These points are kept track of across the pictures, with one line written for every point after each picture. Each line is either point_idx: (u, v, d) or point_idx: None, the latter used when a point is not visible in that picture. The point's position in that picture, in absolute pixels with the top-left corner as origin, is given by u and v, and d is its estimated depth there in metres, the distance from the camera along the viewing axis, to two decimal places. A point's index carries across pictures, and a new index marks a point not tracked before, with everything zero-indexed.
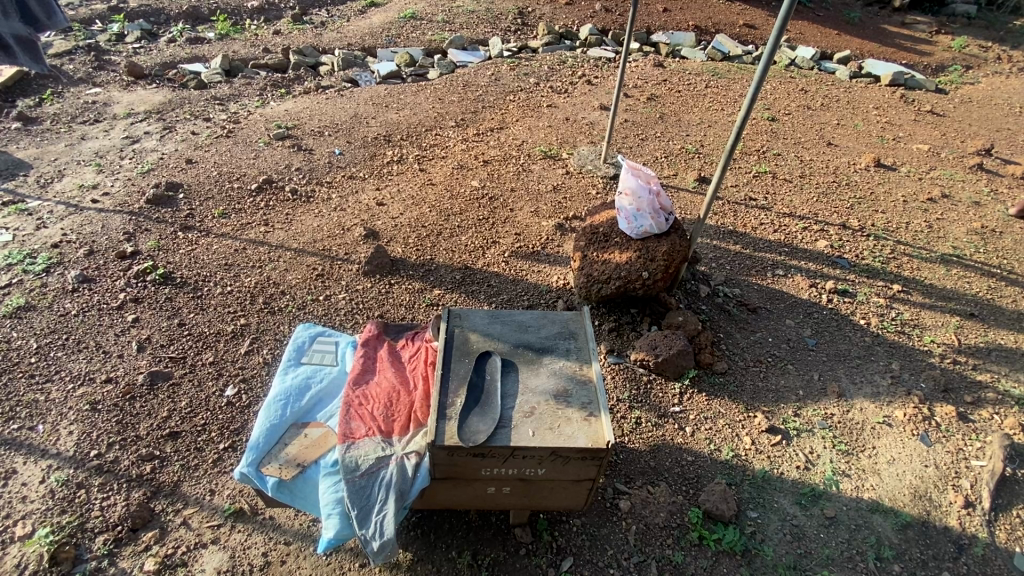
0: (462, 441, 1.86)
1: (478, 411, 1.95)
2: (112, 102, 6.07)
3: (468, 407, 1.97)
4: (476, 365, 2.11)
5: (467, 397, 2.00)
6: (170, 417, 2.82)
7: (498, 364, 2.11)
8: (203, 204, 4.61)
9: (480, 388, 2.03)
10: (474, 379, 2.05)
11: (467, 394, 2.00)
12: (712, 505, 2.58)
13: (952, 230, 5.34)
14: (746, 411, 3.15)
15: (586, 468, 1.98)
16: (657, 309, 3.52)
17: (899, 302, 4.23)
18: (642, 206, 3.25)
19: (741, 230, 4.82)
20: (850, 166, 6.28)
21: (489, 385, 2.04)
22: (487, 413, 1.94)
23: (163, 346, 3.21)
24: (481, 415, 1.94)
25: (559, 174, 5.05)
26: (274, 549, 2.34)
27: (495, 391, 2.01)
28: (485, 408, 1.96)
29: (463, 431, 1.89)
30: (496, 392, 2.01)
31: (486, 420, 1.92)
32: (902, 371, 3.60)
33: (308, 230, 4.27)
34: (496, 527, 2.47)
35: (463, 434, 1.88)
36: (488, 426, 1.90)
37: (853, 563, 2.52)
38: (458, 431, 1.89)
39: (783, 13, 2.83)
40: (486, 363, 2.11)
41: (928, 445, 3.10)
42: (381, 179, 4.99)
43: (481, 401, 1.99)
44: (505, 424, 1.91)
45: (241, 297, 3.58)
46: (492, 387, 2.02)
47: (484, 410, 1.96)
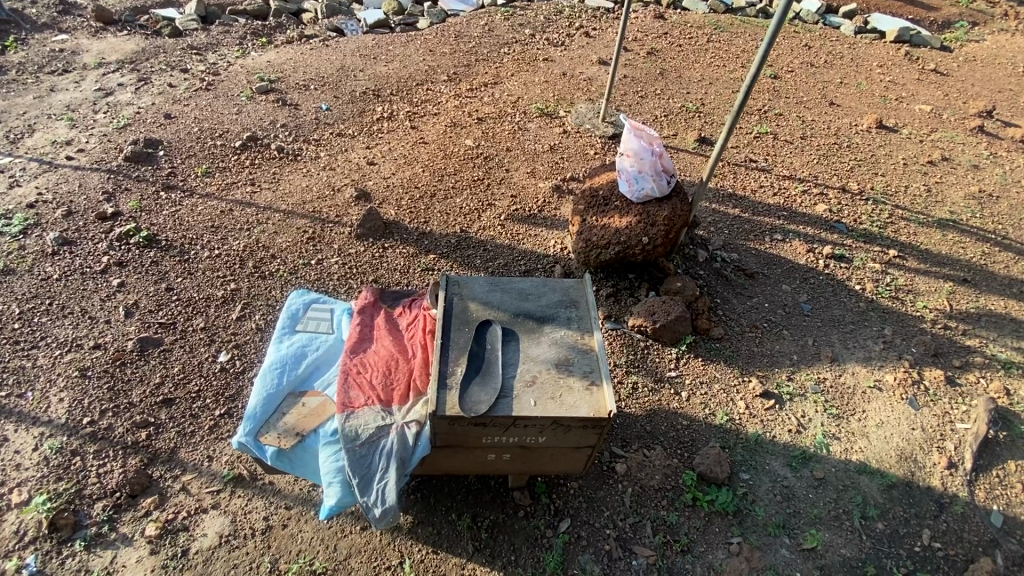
0: (464, 410, 1.84)
1: (479, 380, 1.93)
2: (81, 50, 5.70)
3: (470, 375, 1.94)
4: (478, 333, 2.07)
5: (469, 365, 1.97)
6: (163, 384, 2.78)
7: (500, 332, 2.07)
8: (185, 162, 4.43)
9: (481, 358, 2.00)
10: (475, 347, 2.02)
11: (468, 362, 1.98)
12: (707, 468, 2.64)
13: (950, 194, 5.31)
14: (741, 375, 3.18)
15: (586, 436, 1.98)
16: (655, 275, 3.48)
17: (894, 268, 4.24)
18: (644, 168, 3.16)
19: (740, 193, 4.75)
20: (852, 127, 6.17)
21: (492, 354, 2.01)
22: (489, 382, 1.92)
23: (151, 312, 3.13)
24: (483, 384, 1.91)
25: (556, 133, 4.89)
26: (276, 513, 2.36)
27: (497, 360, 1.98)
28: (487, 378, 1.93)
29: (465, 401, 1.87)
30: (498, 361, 1.98)
31: (488, 390, 1.89)
32: (894, 336, 3.64)
33: (297, 191, 4.13)
34: (495, 491, 2.50)
35: (465, 403, 1.86)
36: (489, 396, 1.88)
37: (839, 522, 2.61)
38: (460, 401, 1.87)
39: None
40: (487, 331, 2.08)
41: (915, 409, 3.17)
42: (372, 137, 4.80)
43: (482, 370, 1.96)
44: (507, 394, 1.89)
45: (231, 261, 3.48)
46: (493, 357, 1.99)
47: (486, 379, 1.93)
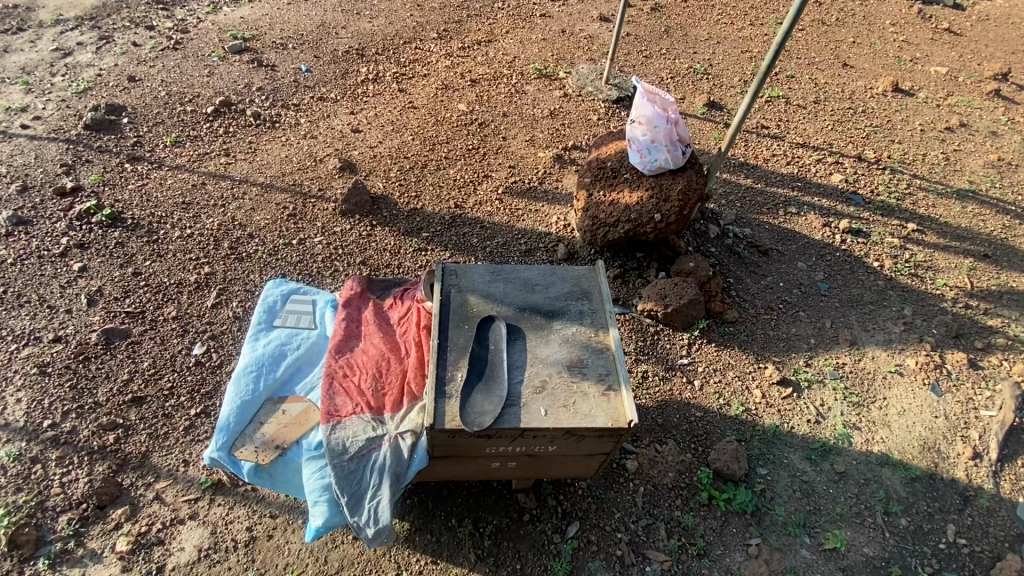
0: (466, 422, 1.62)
1: (482, 387, 1.70)
2: (34, 5, 5.17)
3: (471, 381, 1.71)
4: (479, 332, 1.84)
5: (470, 370, 1.74)
6: (131, 380, 2.53)
7: (504, 329, 1.84)
8: (152, 131, 4.05)
9: (483, 361, 1.76)
10: (476, 348, 1.79)
11: (469, 366, 1.75)
12: (723, 464, 2.47)
13: (968, 162, 5.05)
14: (757, 361, 2.99)
15: (601, 445, 1.78)
16: (665, 254, 3.24)
17: (913, 243, 4.02)
18: (657, 137, 2.87)
19: (752, 162, 4.47)
20: (867, 91, 5.83)
21: (496, 356, 1.77)
22: (493, 389, 1.69)
23: (117, 299, 2.85)
24: (486, 392, 1.69)
25: (556, 96, 4.53)
26: (260, 523, 2.16)
27: (502, 363, 1.75)
28: (491, 384, 1.70)
29: (467, 412, 1.64)
30: (503, 363, 1.75)
31: (493, 399, 1.67)
32: (914, 316, 3.45)
33: (276, 162, 3.79)
34: (498, 493, 2.32)
35: (467, 414, 1.64)
36: (494, 406, 1.65)
37: (861, 519, 2.47)
38: (461, 412, 1.64)
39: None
40: (490, 329, 1.84)
41: (938, 395, 3.01)
42: (356, 101, 4.42)
43: (485, 375, 1.73)
44: (514, 404, 1.67)
45: (204, 242, 3.18)
46: (497, 360, 1.76)
47: (490, 386, 1.70)
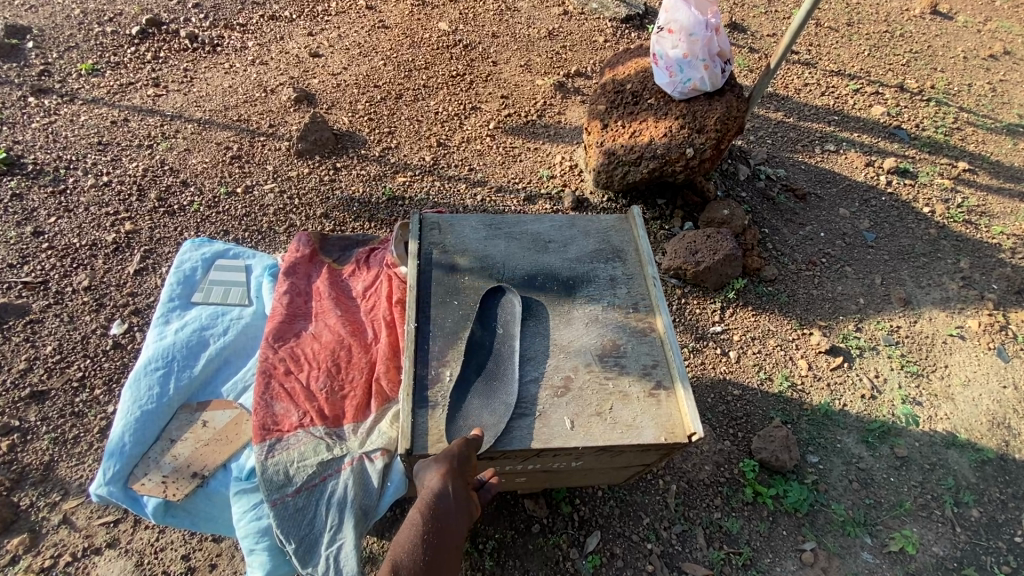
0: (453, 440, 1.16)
1: (480, 390, 1.22)
2: None
3: (465, 381, 1.23)
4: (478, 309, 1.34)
5: (464, 364, 1.26)
6: (30, 370, 2.00)
7: (511, 306, 1.34)
8: (63, 57, 3.31)
9: (484, 351, 1.28)
10: (473, 333, 1.30)
11: (463, 359, 1.26)
12: (770, 455, 2.04)
13: (1016, 93, 4.48)
14: (800, 327, 2.53)
15: (643, 458, 1.32)
16: (691, 200, 2.69)
17: (964, 185, 3.51)
18: (693, 51, 2.27)
19: (782, 93, 3.86)
20: (903, 13, 5.14)
21: (502, 344, 1.29)
22: (497, 393, 1.21)
23: (12, 267, 2.26)
24: (486, 398, 1.21)
25: (555, 14, 3.81)
26: (200, 549, 1.69)
27: (509, 354, 1.27)
28: (494, 385, 1.23)
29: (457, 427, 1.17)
30: (512, 355, 1.27)
31: (495, 407, 1.19)
32: (972, 270, 2.99)
33: (216, 93, 3.10)
34: (500, 500, 1.89)
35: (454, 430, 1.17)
36: (497, 418, 1.18)
37: (928, 512, 2.09)
38: (448, 426, 1.17)
39: None
40: (492, 304, 1.35)
41: (1005, 361, 2.59)
42: (314, 20, 3.66)
43: (485, 372, 1.25)
44: (524, 415, 1.19)
45: (126, 193, 2.55)
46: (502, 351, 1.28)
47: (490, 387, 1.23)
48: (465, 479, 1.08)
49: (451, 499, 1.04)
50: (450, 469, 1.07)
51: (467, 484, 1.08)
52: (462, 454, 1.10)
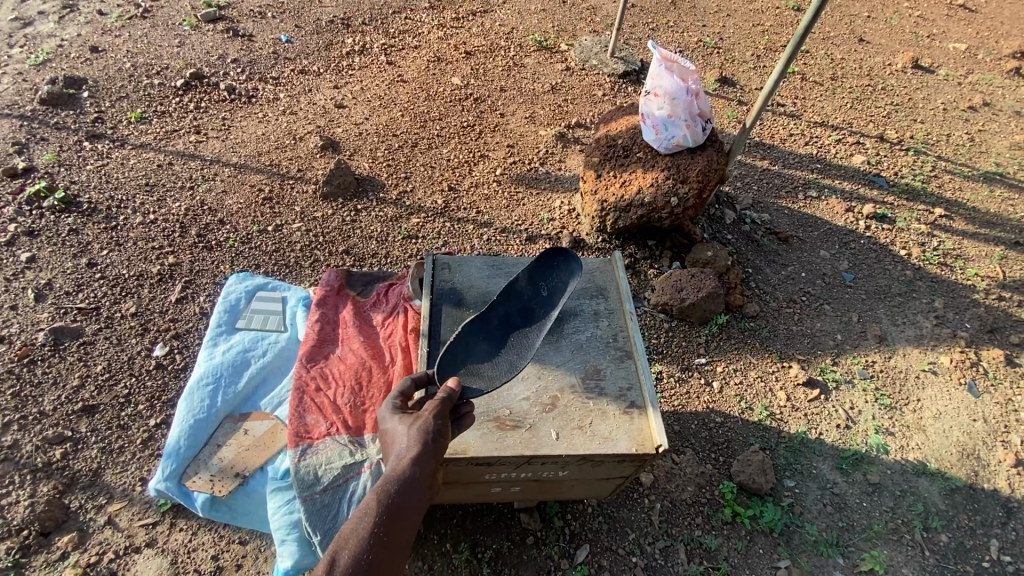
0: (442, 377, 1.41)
1: (496, 344, 1.51)
2: None
3: (492, 325, 1.53)
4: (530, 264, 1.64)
5: (501, 303, 1.56)
6: (82, 387, 2.24)
7: (556, 280, 1.64)
8: (115, 105, 3.70)
9: (519, 304, 1.58)
10: (521, 284, 1.59)
11: (502, 300, 1.56)
12: (748, 478, 2.22)
13: (993, 143, 4.75)
14: (780, 360, 2.73)
15: (620, 469, 1.52)
16: (679, 242, 2.95)
17: (940, 230, 3.74)
18: (676, 111, 2.57)
19: (769, 142, 4.16)
20: (885, 68, 5.49)
21: (538, 313, 1.59)
22: (509, 350, 1.50)
23: (68, 294, 2.54)
24: (497, 346, 1.50)
25: (558, 70, 4.19)
26: (228, 550, 1.89)
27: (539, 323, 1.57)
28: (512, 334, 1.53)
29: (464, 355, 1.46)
30: (540, 325, 1.57)
31: (500, 362, 1.48)
32: (946, 309, 3.19)
33: (251, 140, 3.45)
34: (499, 513, 2.07)
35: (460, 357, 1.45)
36: (497, 370, 1.46)
37: (899, 536, 2.23)
38: (456, 357, 1.45)
39: None
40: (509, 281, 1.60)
41: (975, 396, 2.76)
42: (340, 75, 4.05)
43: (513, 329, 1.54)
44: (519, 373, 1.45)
45: (170, 229, 2.85)
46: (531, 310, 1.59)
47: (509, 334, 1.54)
48: (431, 460, 1.22)
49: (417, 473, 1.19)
50: (420, 452, 1.20)
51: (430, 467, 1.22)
52: (431, 437, 1.23)
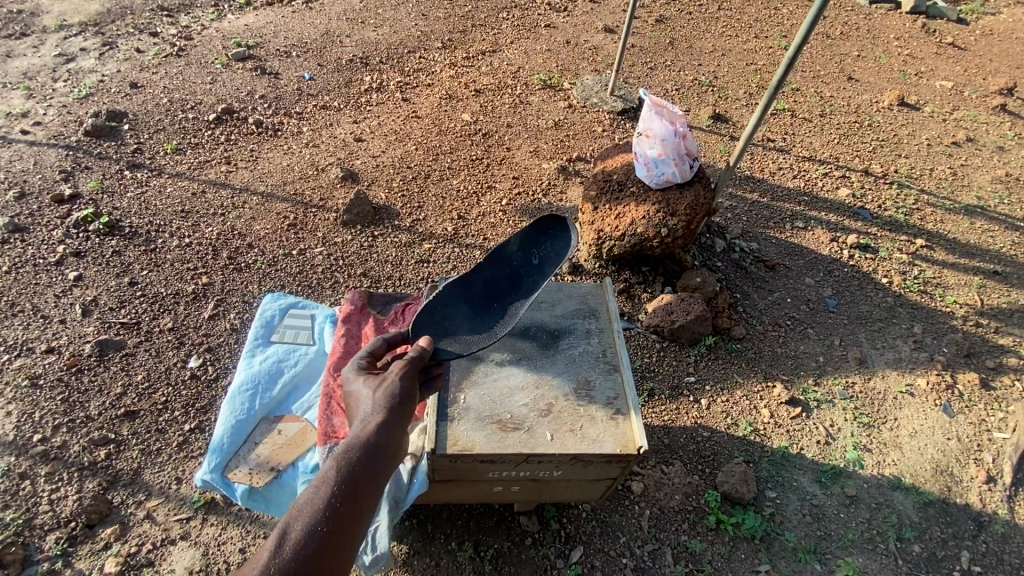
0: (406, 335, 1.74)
1: (482, 307, 1.87)
2: (40, 11, 5.25)
3: (482, 289, 1.90)
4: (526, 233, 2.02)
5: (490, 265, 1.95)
6: (124, 394, 2.47)
7: (547, 251, 1.98)
8: (153, 137, 4.02)
9: (509, 271, 1.95)
10: (514, 255, 1.97)
11: (495, 268, 1.93)
12: (732, 487, 2.40)
13: (975, 177, 4.97)
14: (765, 380, 2.93)
15: (609, 470, 1.72)
16: (671, 269, 3.18)
17: (922, 259, 3.95)
18: (665, 151, 2.83)
19: (759, 176, 4.42)
20: (872, 105, 5.77)
21: (524, 281, 1.94)
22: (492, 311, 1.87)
23: (112, 310, 2.80)
24: (480, 306, 1.87)
25: (561, 107, 4.50)
26: (254, 544, 2.08)
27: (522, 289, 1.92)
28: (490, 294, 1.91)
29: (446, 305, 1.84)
30: (523, 290, 1.92)
31: (483, 326, 1.83)
32: (924, 335, 3.37)
33: (277, 170, 3.75)
34: (500, 515, 2.26)
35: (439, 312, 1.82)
36: (478, 331, 1.81)
37: (873, 545, 2.39)
38: (450, 313, 1.82)
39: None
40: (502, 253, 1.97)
41: (950, 416, 2.93)
42: (359, 110, 4.38)
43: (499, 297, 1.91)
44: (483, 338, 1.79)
45: (203, 252, 3.12)
46: (516, 274, 1.95)
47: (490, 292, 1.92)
48: (395, 426, 1.40)
49: (383, 430, 1.37)
50: (385, 418, 1.38)
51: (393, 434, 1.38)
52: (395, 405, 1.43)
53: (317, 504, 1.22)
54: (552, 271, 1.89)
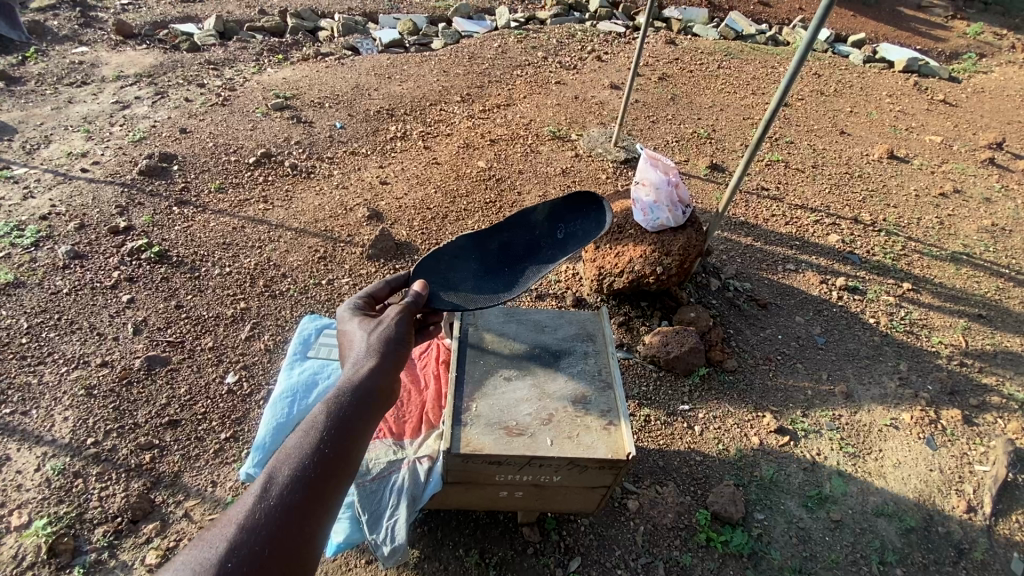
0: (425, 272, 2.10)
1: (495, 265, 2.23)
2: (100, 63, 5.85)
3: (498, 249, 2.26)
4: (557, 209, 2.35)
5: (516, 229, 2.30)
6: (168, 405, 2.75)
7: (573, 229, 2.29)
8: (198, 177, 4.44)
9: (529, 239, 2.29)
10: (540, 225, 2.30)
11: (518, 234, 2.28)
12: (721, 507, 2.58)
13: (963, 226, 5.22)
14: (755, 410, 3.12)
15: (602, 477, 1.94)
16: (667, 304, 3.45)
17: (909, 301, 4.16)
18: (659, 198, 3.15)
19: (753, 221, 4.72)
20: (863, 157, 6.10)
21: (540, 249, 2.28)
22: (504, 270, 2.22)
23: (159, 329, 3.11)
24: (492, 265, 2.23)
25: (568, 156, 4.90)
26: None
27: (535, 254, 2.26)
28: (510, 254, 2.26)
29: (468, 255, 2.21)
30: (537, 256, 2.26)
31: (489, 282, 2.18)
32: (910, 372, 3.56)
33: (309, 209, 4.13)
34: (504, 526, 2.45)
35: (461, 260, 2.18)
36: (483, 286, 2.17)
37: (857, 567, 2.53)
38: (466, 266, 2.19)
39: (798, 59, 2.91)
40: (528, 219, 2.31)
41: (933, 449, 3.09)
42: (384, 156, 4.81)
43: (513, 258, 2.25)
44: (494, 289, 2.14)
45: (242, 280, 3.46)
46: (539, 243, 2.29)
47: (510, 253, 2.27)
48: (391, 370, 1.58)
49: (375, 375, 1.53)
50: (380, 363, 1.57)
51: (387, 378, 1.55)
52: (387, 351, 1.62)
53: (314, 437, 1.35)
54: (568, 248, 2.22)
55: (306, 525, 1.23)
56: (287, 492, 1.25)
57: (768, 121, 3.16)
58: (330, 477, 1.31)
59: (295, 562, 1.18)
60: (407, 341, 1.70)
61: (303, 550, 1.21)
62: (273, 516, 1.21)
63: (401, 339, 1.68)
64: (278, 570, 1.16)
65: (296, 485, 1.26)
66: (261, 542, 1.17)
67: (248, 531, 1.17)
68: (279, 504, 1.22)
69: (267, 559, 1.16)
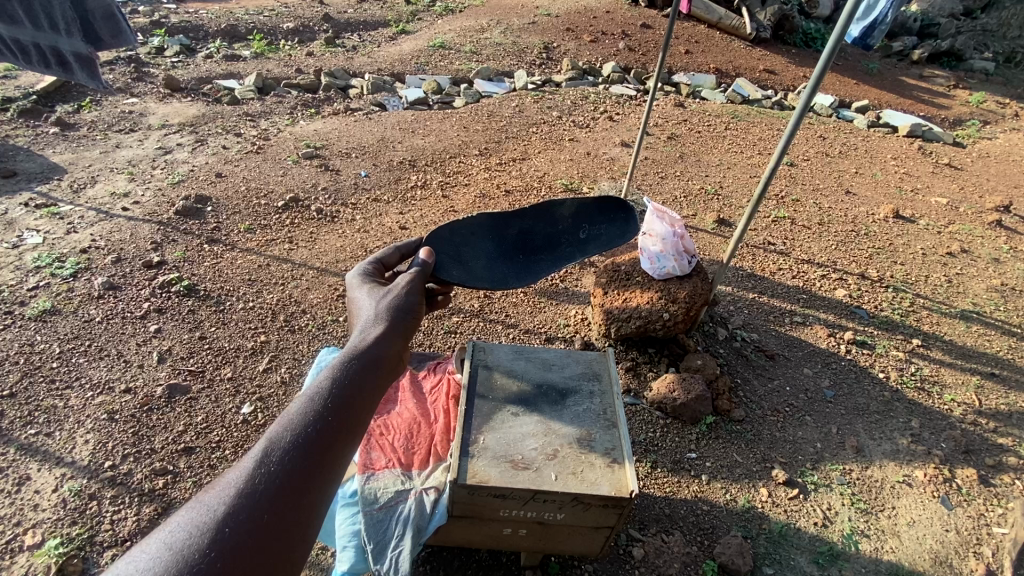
0: (438, 242, 2.06)
1: (511, 250, 2.26)
2: (148, 112, 6.34)
3: (516, 234, 2.28)
4: (582, 209, 2.41)
5: (540, 219, 2.32)
6: (185, 432, 2.85)
7: (592, 232, 2.38)
8: (229, 218, 4.71)
9: (548, 233, 2.34)
10: (563, 223, 2.35)
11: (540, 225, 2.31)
12: (728, 559, 2.55)
13: (972, 285, 5.25)
14: (763, 461, 3.10)
15: (606, 517, 1.95)
16: (675, 351, 3.50)
17: (919, 358, 4.15)
18: (665, 248, 3.31)
19: (760, 274, 4.82)
20: (869, 216, 6.23)
21: (557, 246, 2.34)
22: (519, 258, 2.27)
23: (182, 359, 3.25)
24: (508, 250, 2.25)
25: None
26: None
27: (551, 248, 2.33)
28: (528, 244, 2.29)
29: (487, 234, 2.21)
30: (554, 250, 2.33)
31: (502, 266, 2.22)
32: (922, 429, 3.51)
33: (331, 250, 4.34)
34: (507, 569, 2.45)
35: (480, 238, 2.18)
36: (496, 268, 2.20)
37: None
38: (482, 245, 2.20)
39: (794, 123, 3.10)
40: (552, 210, 2.34)
41: (949, 508, 3.03)
42: (404, 204, 5.07)
43: (529, 247, 2.30)
44: (507, 278, 2.20)
45: (263, 315, 3.61)
46: (559, 239, 2.35)
47: (527, 243, 2.31)
48: (400, 341, 1.58)
49: (383, 344, 1.52)
50: (388, 333, 1.56)
51: (394, 347, 1.54)
52: (395, 321, 1.61)
53: (321, 396, 1.32)
54: (586, 253, 2.33)
55: (308, 493, 1.18)
56: (288, 457, 1.19)
57: (769, 178, 3.29)
58: (336, 437, 1.27)
59: (297, 525, 1.14)
60: (413, 314, 1.68)
61: (303, 518, 1.16)
62: (278, 474, 1.17)
63: (406, 311, 1.67)
64: (280, 531, 1.12)
65: (297, 450, 1.21)
66: (260, 508, 1.12)
67: (251, 489, 1.13)
68: (284, 462, 1.18)
69: (267, 523, 1.11)
